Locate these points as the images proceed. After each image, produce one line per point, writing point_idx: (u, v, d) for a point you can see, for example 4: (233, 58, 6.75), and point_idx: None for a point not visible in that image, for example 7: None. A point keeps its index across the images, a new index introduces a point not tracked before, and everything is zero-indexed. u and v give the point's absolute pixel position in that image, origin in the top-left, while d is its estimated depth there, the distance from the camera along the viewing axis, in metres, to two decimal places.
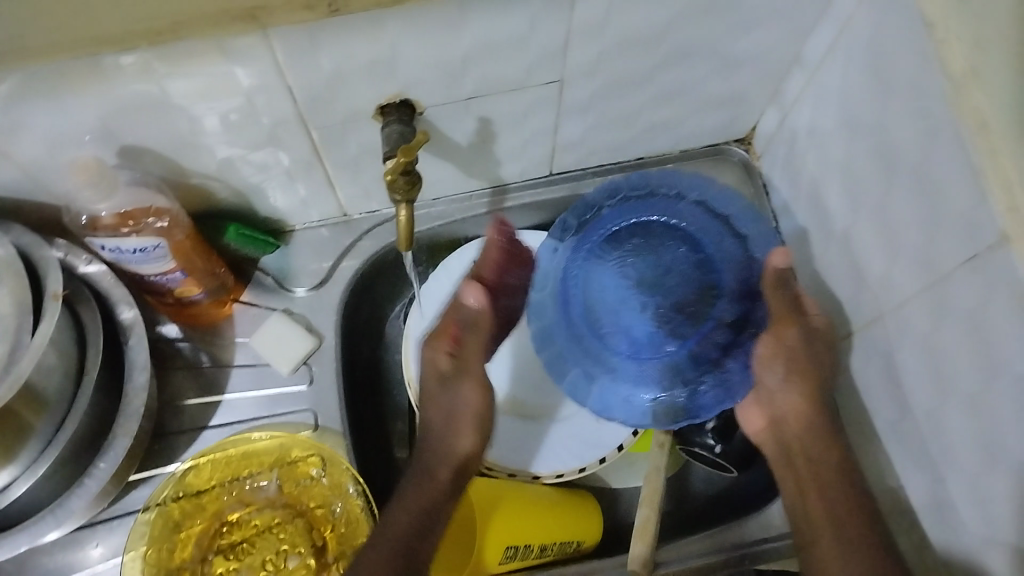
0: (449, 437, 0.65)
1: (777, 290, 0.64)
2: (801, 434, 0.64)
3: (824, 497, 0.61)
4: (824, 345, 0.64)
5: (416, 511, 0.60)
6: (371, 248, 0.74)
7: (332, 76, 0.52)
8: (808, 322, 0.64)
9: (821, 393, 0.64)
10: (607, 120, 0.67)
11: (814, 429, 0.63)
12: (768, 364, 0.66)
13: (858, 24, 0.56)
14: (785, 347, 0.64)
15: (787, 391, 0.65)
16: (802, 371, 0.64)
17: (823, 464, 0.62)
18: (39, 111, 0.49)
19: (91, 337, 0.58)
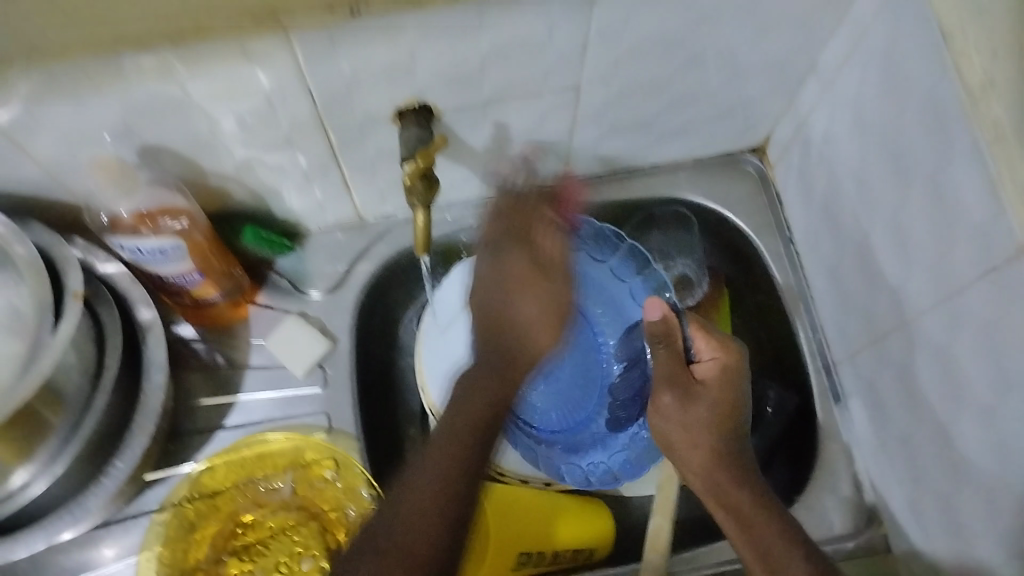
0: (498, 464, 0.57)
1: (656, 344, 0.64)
2: (710, 492, 0.59)
3: (759, 553, 0.54)
4: (714, 404, 0.61)
5: (466, 447, 0.57)
6: (385, 253, 0.74)
7: (351, 80, 0.53)
8: (687, 378, 0.62)
9: (722, 446, 0.60)
10: (622, 127, 0.68)
11: (716, 483, 0.59)
12: (659, 422, 0.62)
13: (874, 32, 0.57)
14: (676, 395, 0.61)
15: (686, 451, 0.60)
16: (688, 423, 0.61)
17: (748, 514, 0.56)
18: (62, 110, 0.50)
19: (109, 337, 0.58)
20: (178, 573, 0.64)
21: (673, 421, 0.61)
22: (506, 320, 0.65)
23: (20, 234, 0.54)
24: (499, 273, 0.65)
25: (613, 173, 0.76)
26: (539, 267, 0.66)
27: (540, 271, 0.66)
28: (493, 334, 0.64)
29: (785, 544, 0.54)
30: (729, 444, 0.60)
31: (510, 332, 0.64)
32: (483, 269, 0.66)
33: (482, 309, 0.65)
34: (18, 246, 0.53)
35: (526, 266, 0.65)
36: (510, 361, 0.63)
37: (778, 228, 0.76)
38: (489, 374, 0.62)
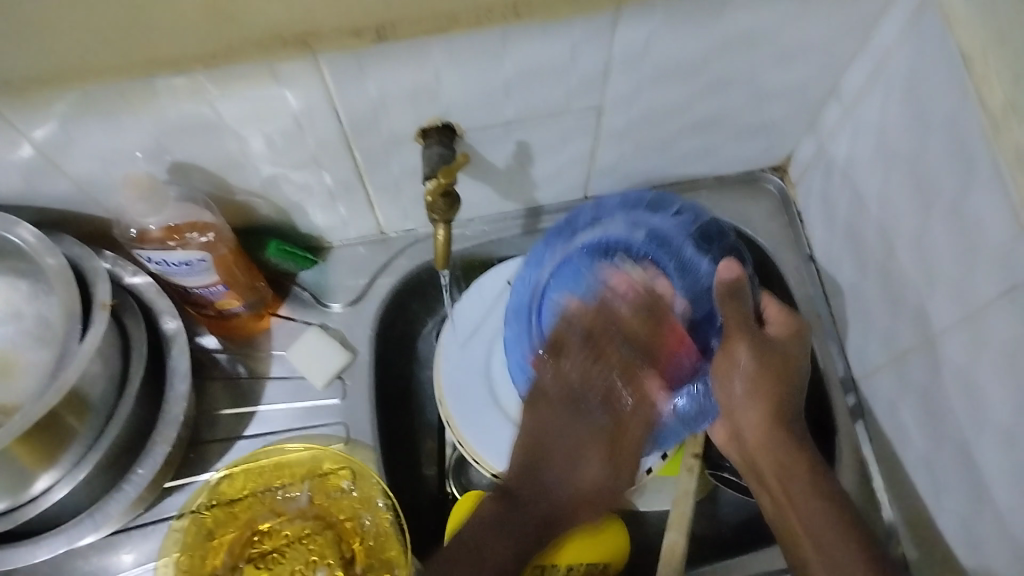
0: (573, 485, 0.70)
1: (730, 302, 0.63)
2: (765, 454, 0.65)
3: (800, 517, 0.63)
4: (783, 359, 0.64)
5: (523, 538, 0.67)
6: (406, 267, 0.75)
7: (377, 100, 0.54)
8: (763, 334, 0.64)
9: (781, 406, 0.65)
10: (642, 146, 0.68)
11: (777, 436, 0.65)
12: (726, 377, 0.65)
13: (897, 57, 0.57)
14: (746, 355, 0.64)
15: (745, 410, 0.66)
16: (761, 385, 0.64)
17: (793, 476, 0.64)
18: (95, 128, 0.51)
19: (135, 347, 0.60)
20: None
21: (743, 374, 0.64)
22: (558, 476, 0.69)
23: (51, 247, 0.55)
24: (571, 435, 0.69)
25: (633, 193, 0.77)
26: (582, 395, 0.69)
27: (611, 445, 0.69)
28: (539, 465, 0.68)
29: (834, 522, 0.61)
30: (791, 400, 0.65)
31: (553, 476, 0.69)
32: (549, 390, 0.69)
33: (533, 426, 0.68)
34: (50, 258, 0.55)
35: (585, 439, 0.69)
36: (554, 517, 0.69)
37: (799, 248, 0.76)
38: (536, 524, 0.68)
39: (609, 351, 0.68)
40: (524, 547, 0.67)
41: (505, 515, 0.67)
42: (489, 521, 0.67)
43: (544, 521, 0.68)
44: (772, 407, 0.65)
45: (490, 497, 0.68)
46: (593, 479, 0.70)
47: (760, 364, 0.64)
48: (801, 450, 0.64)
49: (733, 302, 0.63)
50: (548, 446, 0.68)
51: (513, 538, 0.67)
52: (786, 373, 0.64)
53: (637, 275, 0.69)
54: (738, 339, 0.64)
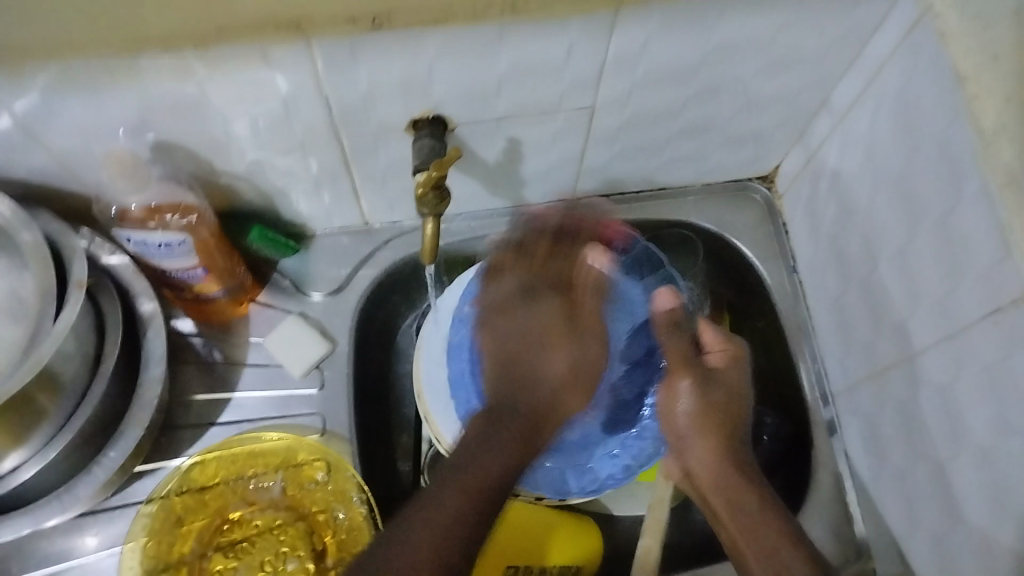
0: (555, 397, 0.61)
1: (672, 332, 0.67)
2: (715, 487, 0.61)
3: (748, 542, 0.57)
4: (728, 390, 0.64)
5: (502, 460, 0.56)
6: (389, 259, 0.75)
7: (368, 89, 0.53)
8: (705, 364, 0.66)
9: (726, 438, 0.63)
10: (632, 149, 0.68)
11: (725, 480, 0.61)
12: (671, 403, 0.65)
13: (889, 73, 0.57)
14: (687, 385, 0.65)
15: (692, 441, 0.63)
16: (705, 415, 0.63)
17: (741, 504, 0.59)
18: (76, 101, 0.50)
19: (110, 327, 0.58)
20: (163, 566, 0.64)
21: (695, 403, 0.64)
22: (523, 377, 0.61)
23: (26, 219, 0.54)
24: (520, 328, 0.63)
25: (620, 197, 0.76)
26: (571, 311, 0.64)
27: (568, 324, 0.63)
28: (509, 363, 0.61)
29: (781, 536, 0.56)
30: (740, 441, 0.63)
31: (525, 390, 0.60)
32: (504, 303, 0.65)
33: (495, 351, 0.63)
34: (25, 232, 0.53)
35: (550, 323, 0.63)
36: (532, 410, 0.59)
37: (783, 258, 0.76)
38: (519, 430, 0.58)
39: (558, 253, 0.67)
40: (509, 473, 0.56)
41: (483, 439, 0.57)
42: (448, 470, 0.55)
43: (520, 434, 0.58)
44: (721, 438, 0.63)
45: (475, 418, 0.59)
46: (563, 369, 0.61)
47: (705, 399, 0.64)
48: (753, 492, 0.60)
49: (670, 331, 0.67)
50: (515, 345, 0.62)
51: (495, 459, 0.55)
52: (727, 408, 0.64)
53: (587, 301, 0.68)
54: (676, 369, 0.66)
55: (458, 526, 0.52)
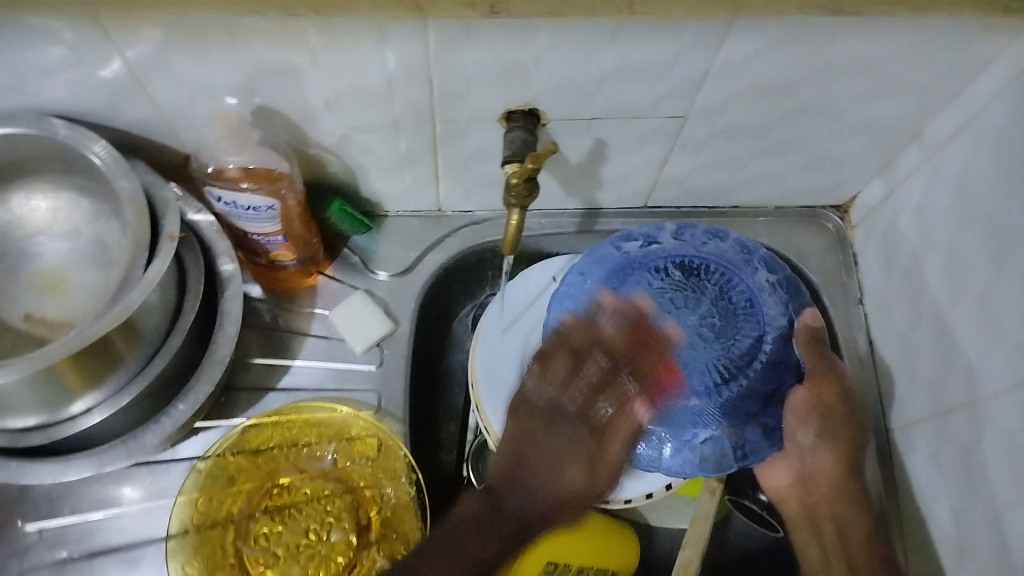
0: (556, 478, 0.60)
1: (814, 349, 0.61)
2: (830, 502, 0.65)
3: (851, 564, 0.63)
4: (852, 411, 0.63)
5: (495, 546, 0.60)
6: (457, 246, 0.75)
7: (473, 75, 0.54)
8: (844, 378, 0.63)
9: (851, 458, 0.64)
10: (714, 163, 0.68)
11: (843, 491, 0.64)
12: (799, 425, 0.63)
13: (992, 112, 0.57)
14: (816, 400, 0.62)
15: (817, 451, 0.64)
16: (836, 437, 0.63)
17: (851, 535, 0.64)
18: (190, 56, 0.51)
19: (191, 283, 0.60)
20: (210, 523, 0.64)
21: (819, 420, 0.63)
22: (531, 465, 0.60)
23: (126, 169, 0.55)
24: (550, 442, 0.60)
25: (692, 209, 0.76)
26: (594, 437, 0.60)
27: (591, 455, 0.60)
28: (516, 467, 0.60)
29: (871, 557, 0.62)
30: (856, 452, 0.64)
31: (529, 481, 0.60)
32: (532, 395, 0.61)
33: (512, 439, 0.61)
34: (123, 180, 0.54)
35: (573, 438, 0.60)
36: (525, 526, 0.61)
37: (850, 289, 0.76)
38: (501, 531, 0.60)
39: (639, 347, 0.60)
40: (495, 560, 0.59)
41: (478, 524, 0.60)
42: (465, 519, 0.60)
43: (507, 537, 0.60)
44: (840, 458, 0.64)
45: (473, 493, 0.62)
46: (577, 486, 0.60)
47: (830, 417, 0.63)
48: (859, 502, 0.64)
49: (811, 348, 0.61)
50: (530, 451, 0.60)
51: (486, 545, 0.59)
52: (855, 423, 0.64)
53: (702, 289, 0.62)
54: (813, 385, 0.62)
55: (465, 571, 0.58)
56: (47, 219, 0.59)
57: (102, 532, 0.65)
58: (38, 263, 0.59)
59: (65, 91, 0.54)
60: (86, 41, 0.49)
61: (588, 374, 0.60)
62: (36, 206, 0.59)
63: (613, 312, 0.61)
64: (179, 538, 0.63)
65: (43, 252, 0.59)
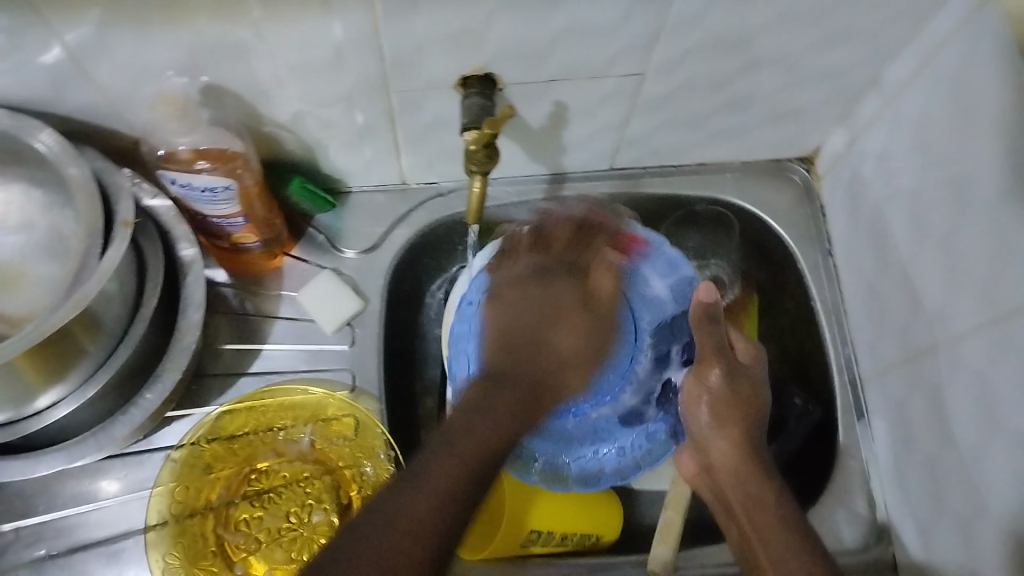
0: (549, 332, 0.61)
1: (706, 324, 0.64)
2: (734, 484, 0.61)
3: (762, 536, 0.56)
4: (749, 383, 0.63)
5: (509, 420, 0.53)
6: (424, 219, 0.74)
7: (422, 41, 0.53)
8: (732, 355, 0.64)
9: (749, 427, 0.62)
10: (676, 120, 0.67)
11: (745, 472, 0.60)
12: (694, 407, 0.65)
13: (950, 52, 0.57)
14: (704, 381, 0.64)
15: (715, 434, 0.63)
16: (728, 412, 0.62)
17: (759, 508, 0.58)
18: (130, 38, 0.50)
19: (151, 270, 0.59)
20: (189, 512, 0.64)
21: (720, 396, 0.63)
22: (531, 348, 0.59)
23: (76, 156, 0.53)
24: (522, 309, 0.62)
25: (658, 168, 0.76)
26: (581, 298, 0.65)
27: (581, 298, 0.65)
28: (507, 356, 0.59)
29: (785, 534, 0.55)
30: (758, 429, 0.62)
31: (524, 367, 0.58)
32: (492, 301, 0.64)
33: (496, 334, 0.61)
34: (73, 168, 0.53)
35: (571, 298, 0.64)
36: (539, 385, 0.58)
37: (819, 241, 0.75)
38: (518, 399, 0.56)
39: (552, 278, 0.65)
40: (515, 434, 0.53)
41: (482, 401, 0.54)
42: (474, 402, 0.54)
43: (526, 389, 0.57)
44: (738, 438, 0.61)
45: (471, 386, 0.56)
46: (574, 342, 0.62)
47: (724, 400, 0.62)
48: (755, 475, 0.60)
49: (704, 325, 0.64)
50: (523, 340, 0.60)
51: (501, 415, 0.53)
52: (752, 408, 0.62)
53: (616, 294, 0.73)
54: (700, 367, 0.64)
55: (446, 498, 0.48)
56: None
57: (80, 528, 0.64)
58: None
59: (6, 79, 0.53)
60: (21, 26, 0.48)
61: (553, 259, 0.66)
62: None
63: (541, 224, 0.69)
64: (159, 530, 0.62)
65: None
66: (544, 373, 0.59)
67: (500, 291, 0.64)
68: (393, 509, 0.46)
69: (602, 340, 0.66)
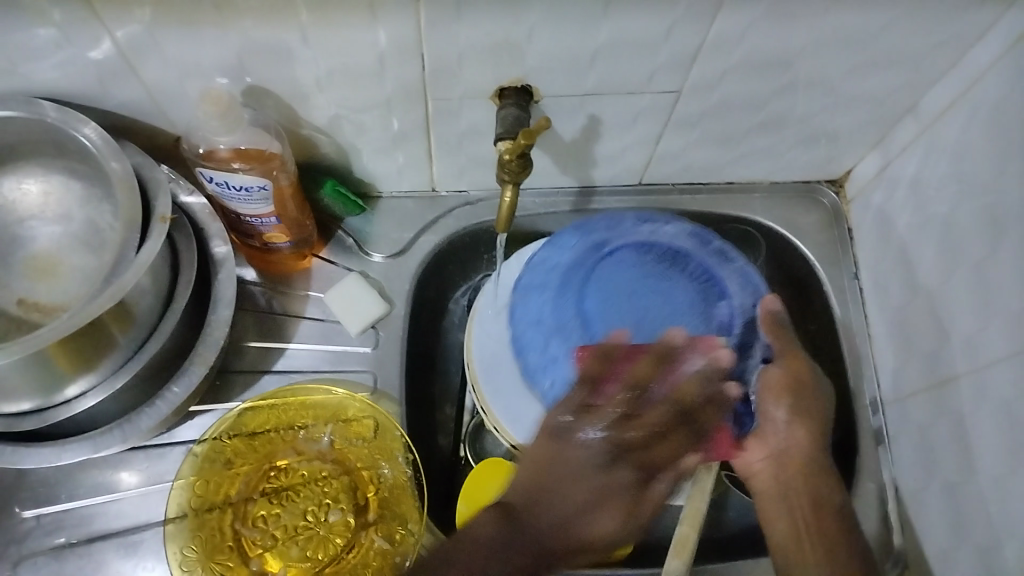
0: (584, 517, 0.61)
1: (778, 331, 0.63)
2: (803, 451, 0.64)
3: (814, 530, 0.63)
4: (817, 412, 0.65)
5: (508, 557, 0.58)
6: (452, 226, 0.75)
7: (465, 51, 0.54)
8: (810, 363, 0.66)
9: (823, 427, 0.66)
10: (709, 139, 0.68)
11: (811, 463, 0.64)
12: (773, 403, 0.64)
13: (989, 83, 0.57)
14: (784, 378, 0.64)
15: (790, 429, 0.64)
16: (805, 410, 0.65)
17: (826, 509, 0.64)
18: (179, 36, 0.51)
19: (183, 266, 0.59)
20: (208, 506, 0.64)
21: (806, 400, 0.65)
22: (550, 504, 0.61)
23: (117, 150, 0.54)
24: (579, 488, 0.60)
25: (687, 186, 0.76)
26: (632, 502, 0.62)
27: (632, 507, 0.62)
28: (532, 502, 0.61)
29: (840, 531, 0.63)
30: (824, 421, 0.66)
31: (548, 509, 0.61)
32: (547, 422, 0.61)
33: (540, 458, 0.61)
34: (114, 162, 0.54)
35: (621, 504, 0.62)
36: (548, 549, 0.60)
37: (846, 265, 0.75)
38: (530, 557, 0.59)
39: (654, 434, 0.60)
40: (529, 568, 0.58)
41: (501, 540, 0.59)
42: (489, 539, 0.59)
43: (536, 555, 0.59)
44: (810, 434, 0.65)
45: (489, 516, 0.61)
46: (615, 523, 0.62)
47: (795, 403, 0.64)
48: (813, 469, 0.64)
49: (777, 334, 0.64)
50: (551, 486, 0.60)
51: (519, 554, 0.58)
52: (817, 399, 0.65)
53: (663, 271, 0.63)
54: (784, 367, 0.64)
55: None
56: (39, 202, 0.59)
57: (100, 518, 0.65)
58: (31, 247, 0.59)
59: (55, 73, 0.54)
60: (74, 20, 0.49)
61: (645, 408, 0.60)
62: (27, 190, 0.59)
63: (665, 354, 0.59)
64: (178, 522, 0.63)
65: (36, 237, 0.59)
66: (563, 527, 0.61)
67: (562, 447, 0.60)
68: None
69: (614, 528, 0.62)
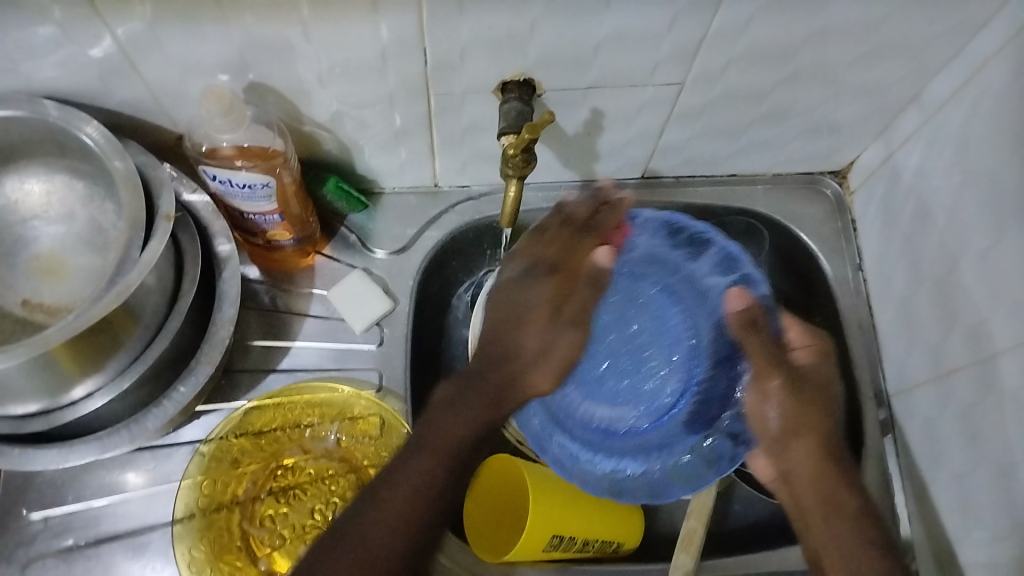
0: (534, 370, 0.57)
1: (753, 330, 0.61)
2: (815, 487, 0.53)
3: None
4: (821, 389, 0.57)
5: (475, 420, 0.53)
6: (455, 222, 0.75)
7: (467, 45, 0.54)
8: (791, 358, 0.58)
9: (828, 435, 0.55)
10: (712, 131, 0.68)
11: (826, 474, 0.53)
12: (762, 407, 0.58)
13: (993, 71, 0.57)
14: (767, 384, 0.58)
15: (788, 441, 0.56)
16: (801, 413, 0.56)
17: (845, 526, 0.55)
18: (180, 33, 0.51)
19: (188, 265, 0.59)
20: (215, 506, 0.64)
21: (782, 403, 0.57)
22: (507, 349, 0.57)
23: (120, 149, 0.54)
24: (521, 297, 0.58)
25: (690, 178, 0.76)
26: (558, 310, 0.58)
27: (551, 307, 0.58)
28: (490, 338, 0.57)
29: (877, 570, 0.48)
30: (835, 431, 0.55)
31: (513, 338, 0.57)
32: (511, 273, 0.60)
33: (498, 310, 0.58)
34: (117, 161, 0.54)
35: (548, 300, 0.58)
36: (507, 384, 0.56)
37: (850, 256, 0.75)
38: (490, 391, 0.55)
39: (569, 273, 0.60)
40: (480, 434, 0.53)
41: (456, 397, 0.54)
42: (439, 404, 0.55)
43: (491, 400, 0.55)
44: (814, 448, 0.55)
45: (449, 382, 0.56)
46: (539, 344, 0.57)
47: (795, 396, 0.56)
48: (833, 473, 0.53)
49: (749, 330, 0.61)
50: (508, 344, 0.57)
51: (462, 420, 0.53)
52: (824, 407, 0.56)
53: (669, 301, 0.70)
54: (761, 375, 0.58)
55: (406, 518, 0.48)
56: (41, 203, 0.58)
57: (107, 519, 0.64)
58: (34, 247, 0.58)
59: (56, 71, 0.53)
60: (75, 18, 0.48)
61: (568, 245, 0.60)
62: (29, 189, 0.58)
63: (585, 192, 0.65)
64: (185, 522, 0.63)
65: (39, 237, 0.59)
66: (516, 371, 0.56)
67: (517, 287, 0.59)
68: (366, 517, 0.48)
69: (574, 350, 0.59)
